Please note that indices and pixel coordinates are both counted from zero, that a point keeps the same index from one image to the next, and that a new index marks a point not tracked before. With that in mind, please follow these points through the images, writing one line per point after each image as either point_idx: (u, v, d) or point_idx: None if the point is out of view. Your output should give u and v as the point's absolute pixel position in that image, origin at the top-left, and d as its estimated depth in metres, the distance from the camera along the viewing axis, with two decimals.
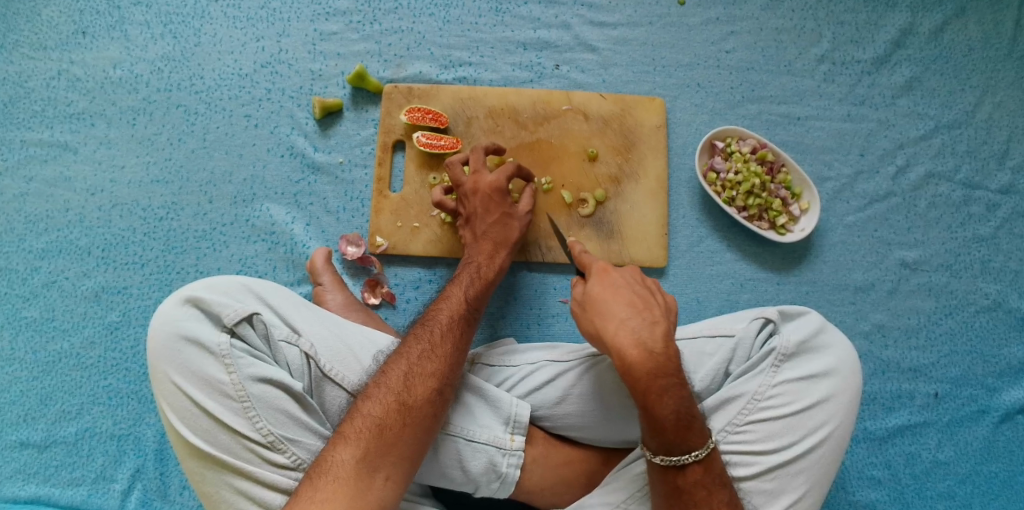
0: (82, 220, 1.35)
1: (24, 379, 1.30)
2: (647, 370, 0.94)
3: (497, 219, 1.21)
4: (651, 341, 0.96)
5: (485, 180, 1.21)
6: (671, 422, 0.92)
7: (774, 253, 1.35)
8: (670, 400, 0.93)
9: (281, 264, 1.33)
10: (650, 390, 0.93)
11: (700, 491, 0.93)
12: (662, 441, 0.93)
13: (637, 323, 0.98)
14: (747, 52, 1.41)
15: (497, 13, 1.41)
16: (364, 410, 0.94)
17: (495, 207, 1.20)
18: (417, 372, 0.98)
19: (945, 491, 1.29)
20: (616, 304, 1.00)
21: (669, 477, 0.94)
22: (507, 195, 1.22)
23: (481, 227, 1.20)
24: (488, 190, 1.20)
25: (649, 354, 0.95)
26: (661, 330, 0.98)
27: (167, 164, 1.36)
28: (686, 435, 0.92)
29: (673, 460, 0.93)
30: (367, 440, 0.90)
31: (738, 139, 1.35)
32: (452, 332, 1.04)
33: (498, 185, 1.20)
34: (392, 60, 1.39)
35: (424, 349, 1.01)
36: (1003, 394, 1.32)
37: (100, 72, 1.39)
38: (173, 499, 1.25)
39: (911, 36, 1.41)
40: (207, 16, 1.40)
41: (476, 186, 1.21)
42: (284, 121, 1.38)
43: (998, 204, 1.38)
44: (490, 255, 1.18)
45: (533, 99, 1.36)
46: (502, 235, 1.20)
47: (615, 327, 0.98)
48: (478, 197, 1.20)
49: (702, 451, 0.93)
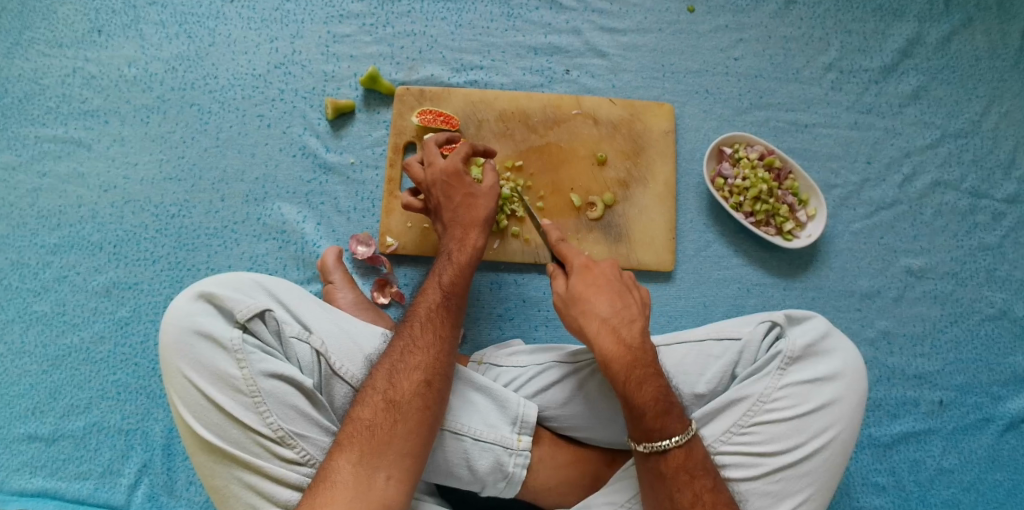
0: (95, 215, 1.36)
1: (34, 373, 1.31)
2: (625, 363, 0.97)
3: (460, 201, 1.16)
4: (630, 336, 0.99)
5: (440, 165, 1.17)
6: (650, 409, 0.94)
7: (781, 259, 1.36)
8: (648, 389, 0.96)
9: (291, 262, 1.34)
10: (629, 380, 0.96)
11: (682, 476, 0.94)
12: (642, 429, 0.95)
13: (618, 321, 1.00)
14: (755, 60, 1.42)
15: (509, 18, 1.43)
16: (354, 415, 0.95)
17: (456, 191, 1.16)
18: (400, 368, 0.98)
19: (949, 499, 1.29)
20: (599, 302, 1.02)
21: (653, 463, 0.95)
22: (466, 174, 1.17)
23: (449, 214, 1.16)
24: (445, 173, 1.16)
25: (628, 349, 0.98)
26: (639, 326, 1.00)
27: (180, 162, 1.38)
28: (665, 420, 0.94)
29: (655, 446, 0.94)
30: (360, 442, 0.91)
31: (747, 145, 1.36)
32: (431, 323, 1.03)
33: (454, 166, 1.16)
34: (405, 63, 1.41)
35: (406, 343, 1.01)
36: (1008, 402, 1.33)
37: (115, 71, 1.41)
38: (179, 495, 1.26)
39: (918, 46, 1.43)
40: (222, 17, 1.42)
41: (432, 173, 1.17)
42: (298, 122, 1.39)
43: (1005, 213, 1.39)
44: (461, 239, 1.14)
45: (543, 103, 1.37)
46: (470, 216, 1.15)
47: (597, 325, 1.00)
48: (438, 185, 1.17)
49: (681, 436, 0.94)
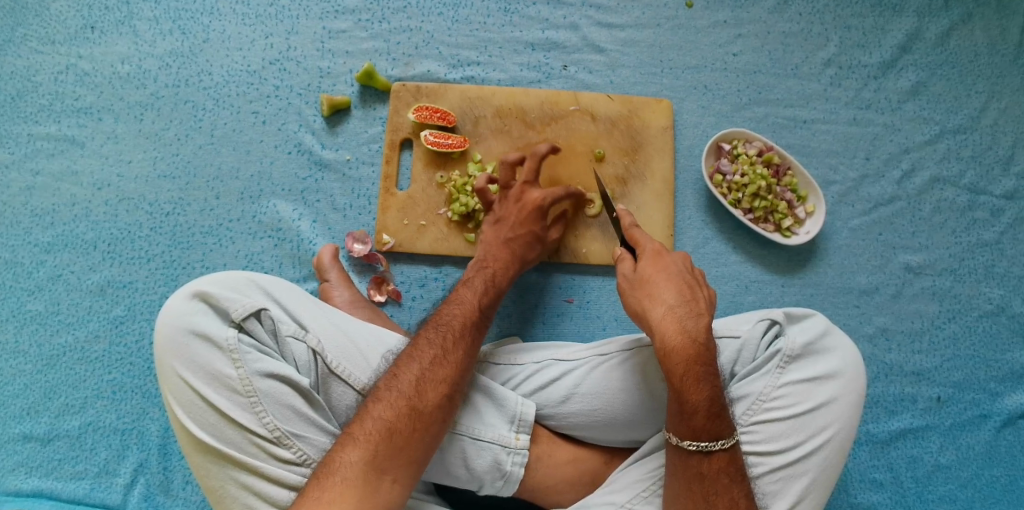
0: (89, 214, 1.35)
1: (28, 372, 1.30)
2: (687, 357, 0.96)
3: (524, 234, 1.22)
4: (695, 329, 0.98)
5: (531, 195, 1.23)
6: (703, 408, 0.94)
7: (779, 255, 1.36)
8: (703, 388, 0.95)
9: (287, 261, 1.33)
10: (686, 374, 0.95)
11: (722, 479, 0.94)
12: (691, 426, 0.94)
13: (683, 312, 0.99)
14: (754, 55, 1.41)
15: (506, 13, 1.41)
16: (375, 413, 0.92)
17: (527, 222, 1.22)
18: (430, 378, 0.97)
19: (947, 495, 1.29)
20: (666, 291, 1.02)
21: (693, 462, 0.95)
22: (543, 218, 1.23)
23: (507, 234, 1.21)
24: (530, 207, 1.22)
25: (692, 342, 0.97)
26: (705, 322, 1.00)
27: (175, 159, 1.37)
28: (716, 423, 0.94)
29: (702, 445, 0.94)
30: (376, 442, 0.89)
31: (745, 142, 1.35)
32: (464, 341, 1.03)
33: (541, 205, 1.22)
34: (401, 59, 1.40)
35: (438, 355, 0.99)
36: (1006, 399, 1.33)
37: (108, 67, 1.39)
38: (176, 494, 1.25)
39: (917, 42, 1.42)
40: (216, 12, 1.41)
41: (521, 198, 1.23)
42: (293, 119, 1.38)
43: (1003, 209, 1.38)
44: (506, 266, 1.19)
45: (540, 99, 1.36)
46: (523, 252, 1.21)
47: (663, 311, 1.00)
48: (518, 208, 1.23)
49: (728, 440, 0.95)
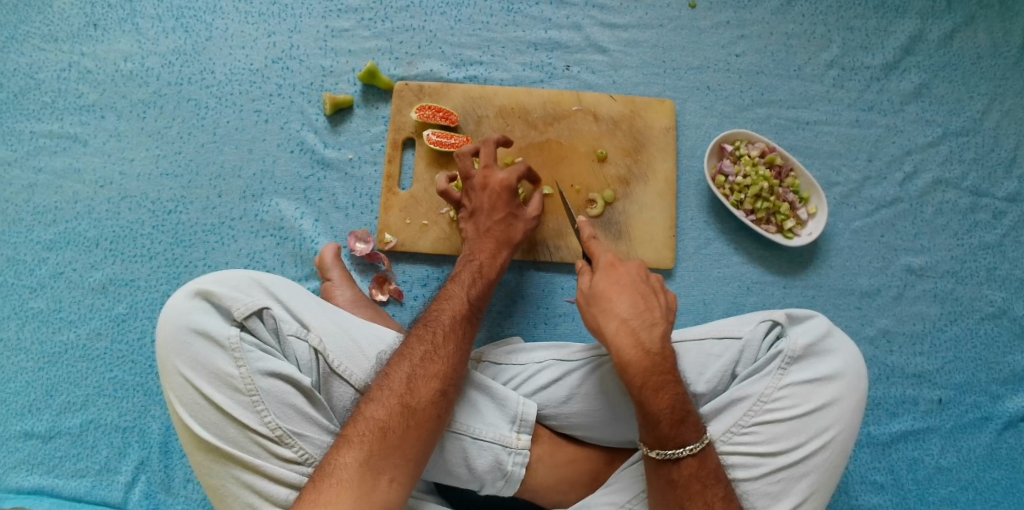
0: (92, 211, 1.35)
1: (30, 370, 1.30)
2: (643, 369, 0.96)
3: (502, 218, 1.21)
4: (649, 340, 0.98)
5: (496, 177, 1.21)
6: (666, 416, 0.94)
7: (781, 257, 1.36)
8: (664, 396, 0.95)
9: (290, 259, 1.33)
10: (645, 386, 0.95)
11: (694, 485, 0.94)
12: (656, 436, 0.94)
13: (638, 324, 0.99)
14: (757, 57, 1.41)
15: (509, 13, 1.41)
16: (367, 413, 0.93)
17: (502, 204, 1.21)
18: (420, 374, 0.97)
19: (948, 497, 1.30)
20: (621, 303, 1.01)
21: (664, 471, 0.95)
22: (515, 195, 1.21)
23: (486, 224, 1.21)
24: (498, 187, 1.20)
25: (647, 354, 0.97)
26: (659, 332, 1.00)
27: (177, 157, 1.37)
28: (680, 430, 0.94)
29: (668, 454, 0.94)
30: (371, 442, 0.90)
31: (748, 142, 1.35)
32: (454, 333, 1.03)
33: (508, 183, 1.20)
34: (404, 58, 1.40)
35: (426, 350, 0.99)
36: (1007, 401, 1.33)
37: (111, 65, 1.39)
38: (176, 492, 1.26)
39: (921, 43, 1.42)
40: (219, 10, 1.41)
41: (486, 183, 1.21)
42: (296, 117, 1.38)
43: (1005, 211, 1.38)
44: (492, 254, 1.18)
45: (543, 99, 1.36)
46: (506, 235, 1.20)
47: (616, 325, 0.99)
48: (488, 192, 1.21)
49: (696, 445, 0.94)
